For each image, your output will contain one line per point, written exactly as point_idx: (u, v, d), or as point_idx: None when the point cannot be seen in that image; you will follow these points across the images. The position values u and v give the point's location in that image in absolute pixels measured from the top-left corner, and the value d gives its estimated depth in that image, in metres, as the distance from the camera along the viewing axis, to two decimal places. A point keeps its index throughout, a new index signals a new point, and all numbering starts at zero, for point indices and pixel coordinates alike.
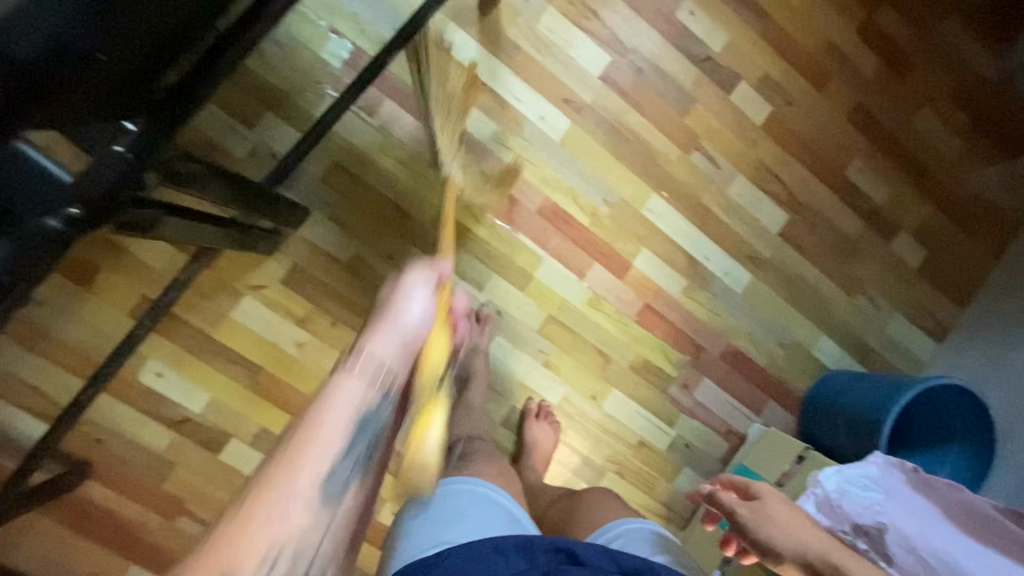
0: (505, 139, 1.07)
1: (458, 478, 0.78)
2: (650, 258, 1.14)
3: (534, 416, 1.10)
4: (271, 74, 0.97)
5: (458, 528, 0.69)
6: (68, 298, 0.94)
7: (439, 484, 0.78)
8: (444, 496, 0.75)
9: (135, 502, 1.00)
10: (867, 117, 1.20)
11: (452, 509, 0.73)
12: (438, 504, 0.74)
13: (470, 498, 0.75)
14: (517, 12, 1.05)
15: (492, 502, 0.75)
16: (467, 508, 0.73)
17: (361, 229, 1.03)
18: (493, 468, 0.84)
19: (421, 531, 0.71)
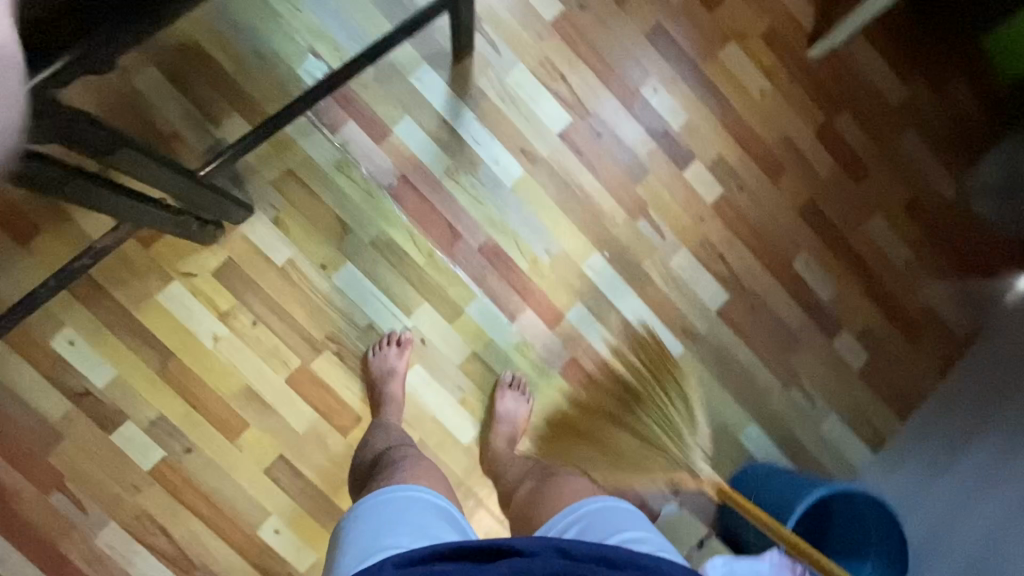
0: (458, 176, 1.11)
1: (409, 487, 0.74)
2: (583, 313, 1.14)
3: (507, 387, 1.10)
4: (247, 82, 1.04)
5: (397, 532, 0.64)
6: (4, 253, 0.97)
7: (387, 490, 0.74)
8: (391, 503, 0.71)
9: (15, 470, 0.98)
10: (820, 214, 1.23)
11: (387, 514, 0.69)
12: (385, 509, 0.70)
13: (417, 505, 0.71)
14: (489, 64, 1.12)
15: (438, 509, 0.72)
16: (414, 511, 0.69)
17: (640, 465, 0.95)
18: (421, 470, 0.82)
19: (369, 529, 0.67)
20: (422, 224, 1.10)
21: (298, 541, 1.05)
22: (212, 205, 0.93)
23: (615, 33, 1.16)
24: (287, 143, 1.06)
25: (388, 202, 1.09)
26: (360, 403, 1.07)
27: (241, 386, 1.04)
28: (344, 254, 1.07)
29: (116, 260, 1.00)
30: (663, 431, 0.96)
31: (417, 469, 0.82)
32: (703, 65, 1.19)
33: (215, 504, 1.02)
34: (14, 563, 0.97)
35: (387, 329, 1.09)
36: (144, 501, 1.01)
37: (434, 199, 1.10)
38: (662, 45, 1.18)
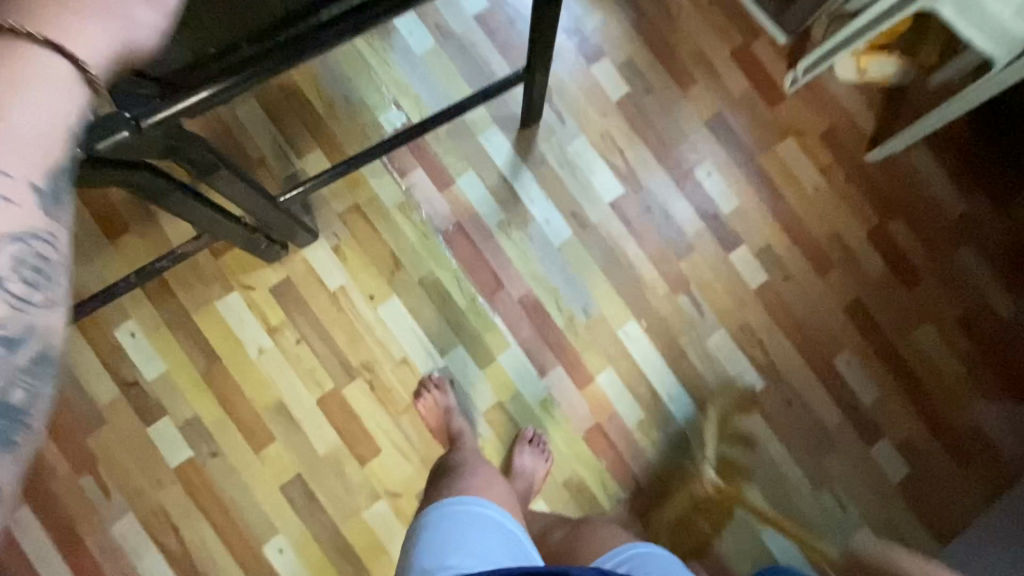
0: (509, 230, 1.16)
1: (468, 501, 0.72)
2: (612, 378, 1.14)
3: (527, 443, 1.09)
4: (333, 123, 1.14)
5: (460, 554, 0.65)
6: (93, 245, 1.08)
7: (447, 502, 0.73)
8: (453, 519, 0.71)
9: (57, 446, 1.04)
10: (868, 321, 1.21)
11: (450, 528, 0.69)
12: (443, 526, 0.69)
13: (477, 523, 0.70)
14: (553, 132, 1.20)
15: (497, 527, 0.70)
16: (473, 531, 0.68)
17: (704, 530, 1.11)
18: (484, 480, 0.80)
19: (431, 549, 0.67)
20: (469, 270, 1.15)
21: (298, 564, 1.05)
22: (284, 227, 1.01)
23: (676, 117, 1.23)
24: (359, 180, 1.14)
25: (440, 246, 1.15)
26: (383, 434, 1.09)
27: (275, 399, 1.08)
28: (392, 288, 1.13)
29: (187, 264, 1.09)
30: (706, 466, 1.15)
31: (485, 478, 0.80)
32: (758, 155, 1.23)
33: (228, 512, 1.05)
34: (34, 537, 1.01)
35: (420, 366, 1.11)
36: (164, 497, 1.04)
37: (484, 248, 1.15)
38: (719, 132, 1.23)
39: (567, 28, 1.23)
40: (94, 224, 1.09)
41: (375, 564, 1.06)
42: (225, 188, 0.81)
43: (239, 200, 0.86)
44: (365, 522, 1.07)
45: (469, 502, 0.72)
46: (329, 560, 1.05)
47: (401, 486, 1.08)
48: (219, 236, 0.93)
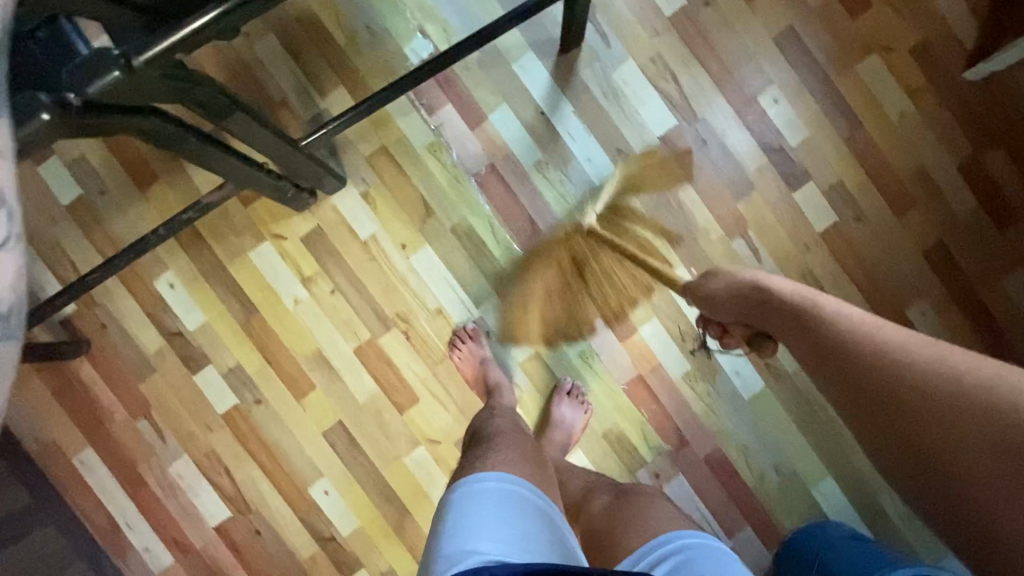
0: (547, 171, 1.08)
1: (496, 478, 0.71)
2: (657, 330, 1.08)
3: (565, 395, 1.06)
4: (356, 56, 1.05)
5: (492, 540, 0.62)
6: (125, 195, 1.06)
7: (473, 479, 0.71)
8: (487, 498, 0.68)
9: (113, 392, 1.08)
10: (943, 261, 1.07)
11: (482, 508, 0.66)
12: (473, 502, 0.67)
13: (508, 502, 0.68)
14: (596, 58, 1.07)
15: (528, 510, 0.68)
16: (503, 512, 0.66)
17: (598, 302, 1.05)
18: (514, 455, 0.78)
19: (460, 526, 0.64)
20: (505, 216, 1.08)
21: (344, 506, 1.08)
22: (310, 174, 0.96)
23: (739, 34, 1.07)
24: (385, 120, 1.07)
25: (474, 190, 1.08)
26: (420, 385, 1.08)
27: (312, 349, 1.08)
28: (424, 236, 1.07)
29: (217, 213, 1.07)
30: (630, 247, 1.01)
31: (514, 453, 0.78)
32: (835, 76, 1.07)
33: (275, 456, 1.08)
34: (102, 475, 1.08)
35: (455, 317, 1.08)
36: (214, 441, 1.08)
37: (520, 192, 1.08)
38: (790, 50, 1.07)
39: None
40: (125, 173, 1.07)
41: (417, 507, 1.08)
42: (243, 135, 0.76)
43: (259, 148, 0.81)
44: (406, 469, 1.08)
45: (497, 481, 0.70)
46: (373, 503, 1.08)
47: (440, 434, 1.08)
48: (243, 186, 0.89)
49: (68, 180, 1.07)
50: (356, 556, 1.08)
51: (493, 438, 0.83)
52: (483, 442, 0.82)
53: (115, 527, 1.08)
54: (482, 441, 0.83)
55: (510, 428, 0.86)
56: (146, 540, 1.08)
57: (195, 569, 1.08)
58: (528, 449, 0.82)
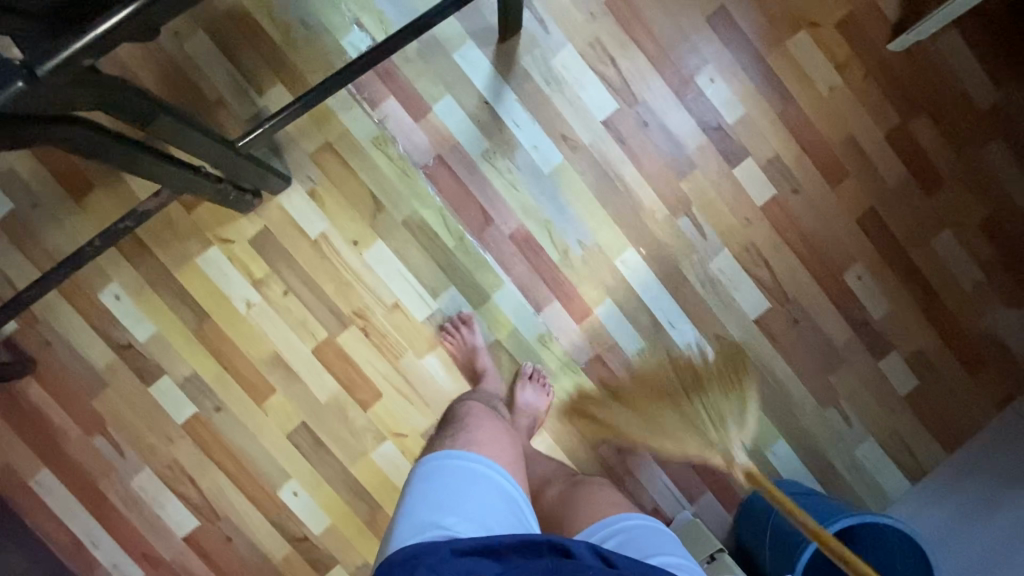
0: (495, 160, 1.08)
1: (470, 457, 0.73)
2: (611, 310, 1.11)
3: (527, 379, 1.08)
4: (292, 52, 1.04)
5: (457, 515, 0.65)
6: (60, 207, 1.03)
7: (448, 452, 0.74)
8: (456, 474, 0.70)
9: (64, 410, 1.05)
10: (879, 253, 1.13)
11: (450, 482, 0.69)
12: (444, 478, 0.70)
13: (478, 480, 0.70)
14: (536, 44, 1.08)
15: (498, 488, 0.70)
16: (473, 488, 0.69)
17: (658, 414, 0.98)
18: (487, 434, 0.79)
19: (429, 495, 0.68)
20: (455, 207, 1.08)
21: (314, 505, 1.09)
22: (254, 176, 0.95)
23: (674, 15, 1.09)
24: (328, 116, 1.06)
25: (423, 182, 1.08)
26: (382, 379, 1.09)
27: (270, 352, 1.07)
28: (375, 232, 1.07)
29: (160, 221, 1.04)
30: (710, 420, 0.93)
31: (488, 432, 0.80)
32: (767, 54, 1.11)
33: (240, 461, 1.07)
34: (60, 495, 1.06)
35: (413, 310, 1.09)
36: (176, 452, 1.07)
37: (469, 182, 1.08)
38: (723, 29, 1.10)
39: None
40: (57, 185, 1.03)
41: (388, 500, 1.10)
42: (180, 141, 0.75)
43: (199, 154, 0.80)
44: (374, 463, 1.09)
45: (470, 458, 0.73)
46: (343, 500, 1.09)
47: (405, 427, 1.09)
48: (184, 191, 0.88)
49: None
50: (330, 552, 1.09)
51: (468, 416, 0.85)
52: (457, 420, 0.84)
53: (79, 545, 1.06)
54: (456, 420, 0.85)
55: (483, 411, 0.87)
56: (113, 555, 1.07)
57: None
58: (498, 431, 0.83)
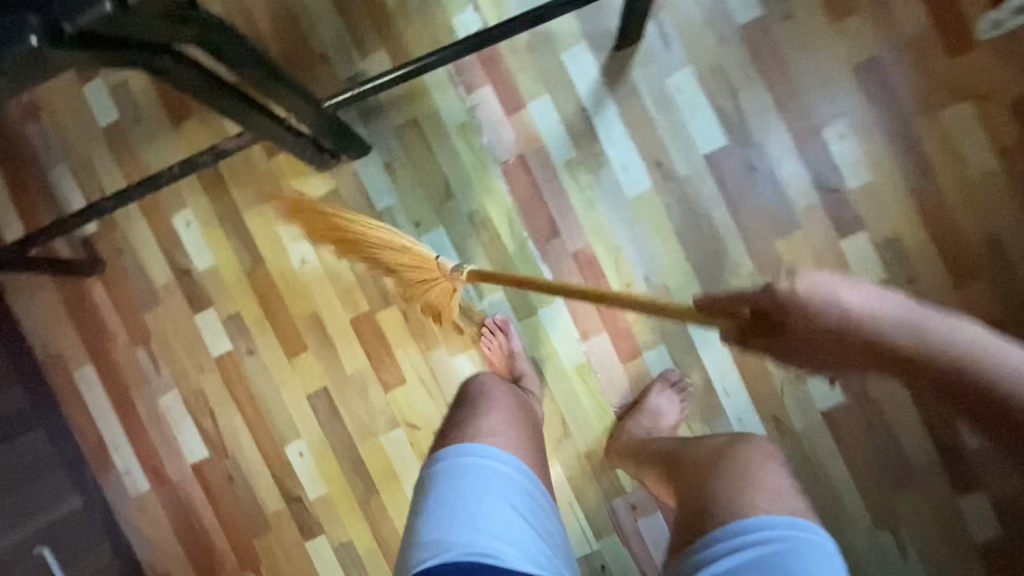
0: (578, 171, 1.02)
1: (476, 452, 0.70)
2: (662, 357, 1.02)
3: (667, 385, 1.00)
4: (403, 21, 1.01)
5: (471, 534, 0.63)
6: (159, 127, 1.07)
7: (453, 465, 0.70)
8: (470, 477, 0.68)
9: (118, 317, 1.10)
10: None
11: (464, 488, 0.67)
12: (456, 484, 0.68)
13: (492, 480, 0.68)
14: (653, 59, 1.00)
15: (510, 485, 0.69)
16: (488, 498, 0.66)
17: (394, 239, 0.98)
18: (502, 422, 0.77)
19: (459, 533, 0.63)
20: (525, 211, 1.03)
21: (315, 470, 1.08)
22: (338, 138, 0.94)
23: (814, 56, 0.98)
24: (421, 92, 1.03)
25: (498, 179, 1.03)
26: (409, 366, 1.06)
27: (311, 311, 1.07)
28: (439, 217, 1.04)
29: (242, 159, 1.06)
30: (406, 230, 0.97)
31: (503, 420, 0.77)
32: (915, 120, 0.96)
33: (258, 407, 1.09)
34: (97, 393, 1.11)
35: (458, 306, 1.05)
36: (204, 383, 1.10)
37: (546, 189, 1.02)
38: (868, 81, 0.97)
39: None
40: (161, 106, 1.07)
41: (385, 486, 1.07)
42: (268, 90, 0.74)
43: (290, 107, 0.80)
44: (381, 446, 1.07)
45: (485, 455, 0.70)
46: (343, 473, 1.08)
47: (420, 420, 1.06)
48: (269, 140, 0.88)
49: (108, 103, 1.08)
50: (319, 521, 1.09)
51: (490, 397, 0.82)
52: (475, 401, 0.81)
53: (102, 444, 1.12)
54: (481, 399, 0.82)
55: (502, 397, 0.82)
56: (127, 462, 1.11)
57: (167, 499, 1.11)
58: (523, 417, 0.81)
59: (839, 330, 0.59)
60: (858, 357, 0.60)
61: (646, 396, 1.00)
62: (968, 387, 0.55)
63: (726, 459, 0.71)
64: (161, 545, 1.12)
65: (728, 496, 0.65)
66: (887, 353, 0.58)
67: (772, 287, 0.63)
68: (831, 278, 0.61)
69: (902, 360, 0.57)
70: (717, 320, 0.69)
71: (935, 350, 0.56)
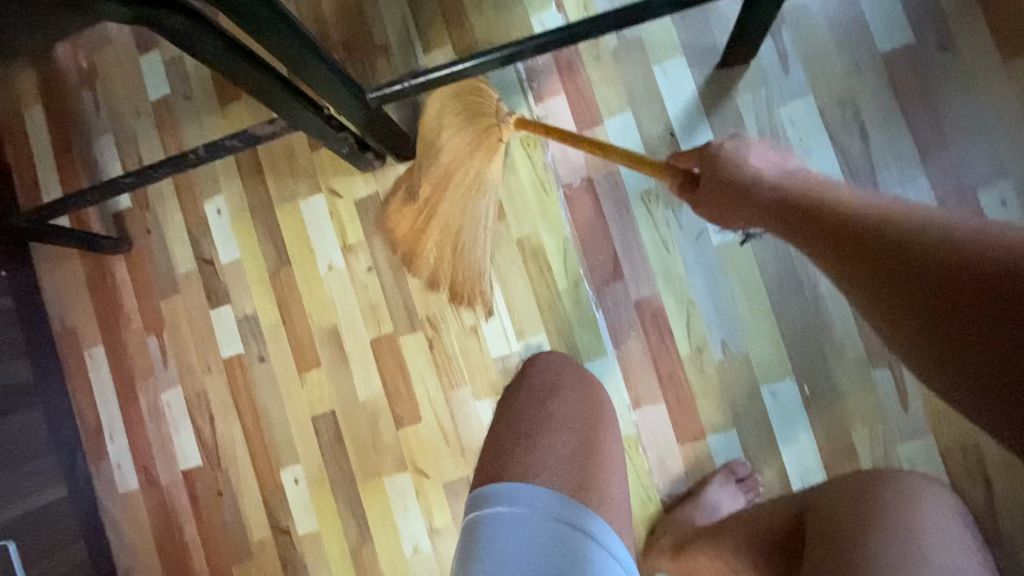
0: (655, 206, 0.86)
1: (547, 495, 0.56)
2: (730, 444, 0.83)
3: (733, 478, 0.81)
4: (476, 15, 0.90)
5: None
6: (206, 106, 1.01)
7: (520, 513, 0.55)
8: (529, 521, 0.54)
9: (136, 300, 1.04)
10: (976, 360, 0.38)
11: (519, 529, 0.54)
12: (514, 522, 0.54)
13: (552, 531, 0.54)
14: (764, 82, 0.82)
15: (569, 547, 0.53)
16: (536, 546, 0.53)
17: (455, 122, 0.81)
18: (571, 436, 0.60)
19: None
20: (586, 246, 0.87)
21: (308, 502, 0.96)
22: (384, 141, 0.84)
23: (976, 98, 0.78)
24: None
25: (558, 203, 0.88)
26: (428, 404, 0.92)
27: (330, 323, 0.96)
28: None
29: (283, 149, 0.97)
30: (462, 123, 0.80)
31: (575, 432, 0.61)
32: None
33: (260, 421, 0.98)
34: (103, 378, 1.05)
35: (492, 343, 0.90)
36: (209, 384, 1.00)
37: (614, 222, 0.87)
38: None
39: None
40: (211, 85, 1.01)
41: (382, 536, 0.93)
42: (297, 70, 0.65)
43: (326, 97, 0.70)
44: (384, 489, 0.94)
45: (569, 518, 0.55)
46: (338, 512, 0.95)
47: (431, 467, 0.92)
48: (311, 136, 0.80)
49: (160, 75, 1.03)
50: (305, 561, 0.96)
51: (564, 400, 0.63)
52: (542, 400, 0.63)
53: (100, 433, 1.05)
54: (548, 396, 0.63)
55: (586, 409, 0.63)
56: (120, 456, 1.04)
57: (153, 504, 1.02)
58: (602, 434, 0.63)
59: (740, 182, 0.58)
60: (757, 199, 0.57)
61: (703, 487, 0.81)
62: (870, 243, 0.46)
63: (886, 499, 0.55)
64: (140, 552, 1.03)
65: (890, 559, 0.50)
66: (795, 211, 0.53)
67: (711, 144, 0.63)
68: (761, 150, 0.61)
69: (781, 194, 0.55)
70: (679, 167, 0.66)
71: (836, 202, 0.51)
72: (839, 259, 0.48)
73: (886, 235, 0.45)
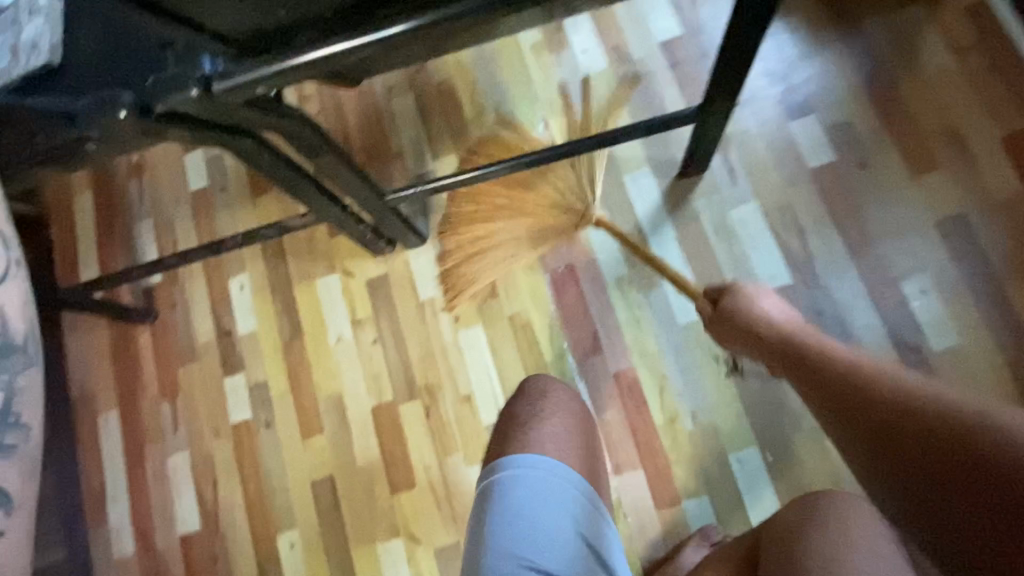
0: (629, 290, 0.98)
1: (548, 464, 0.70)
2: (704, 510, 0.90)
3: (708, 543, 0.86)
4: (477, 130, 1.08)
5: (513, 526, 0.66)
6: (239, 197, 1.15)
7: (534, 471, 0.70)
8: (533, 483, 0.69)
9: (155, 368, 1.12)
10: (968, 536, 0.48)
11: (527, 491, 0.69)
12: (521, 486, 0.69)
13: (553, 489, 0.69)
14: (717, 189, 0.99)
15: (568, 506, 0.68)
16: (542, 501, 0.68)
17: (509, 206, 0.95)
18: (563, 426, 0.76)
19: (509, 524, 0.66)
20: (569, 324, 0.99)
21: (302, 568, 0.99)
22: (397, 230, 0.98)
23: (892, 206, 0.95)
24: None
25: (544, 286, 1.01)
26: (423, 469, 0.99)
27: (335, 391, 1.04)
28: (480, 315, 1.02)
29: (305, 235, 1.11)
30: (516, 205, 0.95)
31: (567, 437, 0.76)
32: (1007, 285, 0.89)
33: (261, 486, 1.03)
34: (113, 442, 1.10)
35: (484, 412, 0.99)
36: (215, 449, 1.06)
37: (593, 303, 0.99)
38: (954, 239, 0.92)
39: (771, 73, 1.01)
40: (245, 180, 1.16)
41: None
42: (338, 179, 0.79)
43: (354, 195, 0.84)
44: (377, 555, 0.97)
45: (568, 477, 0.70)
46: None
47: (424, 532, 0.97)
48: (336, 226, 0.94)
49: (202, 170, 1.18)
50: None
51: (554, 400, 0.79)
52: (535, 400, 0.79)
53: (102, 496, 1.08)
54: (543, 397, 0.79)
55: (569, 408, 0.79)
56: (120, 519, 1.07)
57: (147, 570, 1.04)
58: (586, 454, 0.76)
59: (756, 328, 0.68)
60: (772, 345, 0.66)
61: (678, 551, 0.86)
62: (874, 410, 0.55)
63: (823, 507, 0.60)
64: None
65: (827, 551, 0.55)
66: (806, 364, 0.63)
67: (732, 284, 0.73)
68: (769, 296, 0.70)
69: (788, 347, 0.65)
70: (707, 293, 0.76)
71: (843, 362, 0.60)
72: (836, 412, 0.58)
73: (888, 405, 0.54)
